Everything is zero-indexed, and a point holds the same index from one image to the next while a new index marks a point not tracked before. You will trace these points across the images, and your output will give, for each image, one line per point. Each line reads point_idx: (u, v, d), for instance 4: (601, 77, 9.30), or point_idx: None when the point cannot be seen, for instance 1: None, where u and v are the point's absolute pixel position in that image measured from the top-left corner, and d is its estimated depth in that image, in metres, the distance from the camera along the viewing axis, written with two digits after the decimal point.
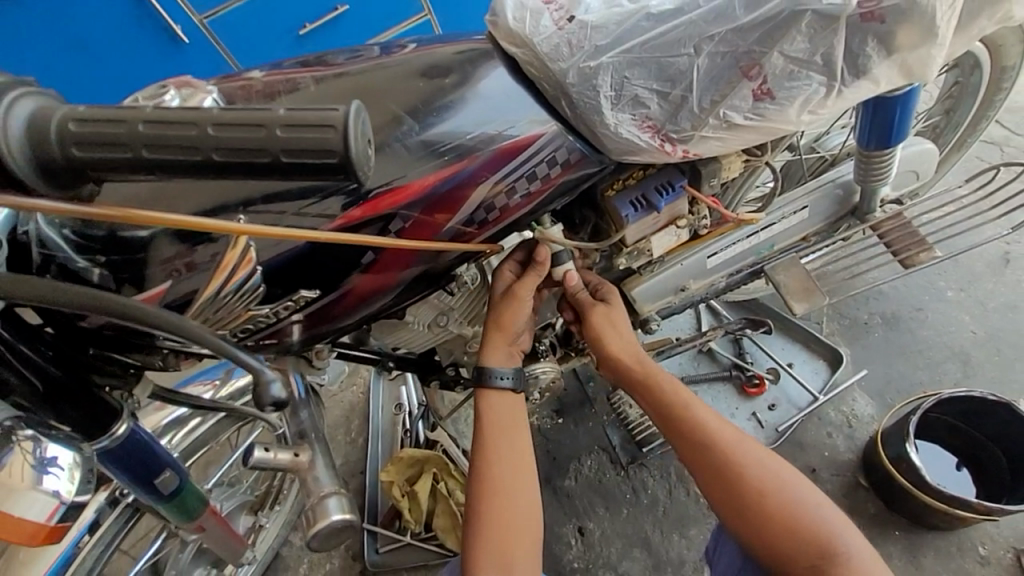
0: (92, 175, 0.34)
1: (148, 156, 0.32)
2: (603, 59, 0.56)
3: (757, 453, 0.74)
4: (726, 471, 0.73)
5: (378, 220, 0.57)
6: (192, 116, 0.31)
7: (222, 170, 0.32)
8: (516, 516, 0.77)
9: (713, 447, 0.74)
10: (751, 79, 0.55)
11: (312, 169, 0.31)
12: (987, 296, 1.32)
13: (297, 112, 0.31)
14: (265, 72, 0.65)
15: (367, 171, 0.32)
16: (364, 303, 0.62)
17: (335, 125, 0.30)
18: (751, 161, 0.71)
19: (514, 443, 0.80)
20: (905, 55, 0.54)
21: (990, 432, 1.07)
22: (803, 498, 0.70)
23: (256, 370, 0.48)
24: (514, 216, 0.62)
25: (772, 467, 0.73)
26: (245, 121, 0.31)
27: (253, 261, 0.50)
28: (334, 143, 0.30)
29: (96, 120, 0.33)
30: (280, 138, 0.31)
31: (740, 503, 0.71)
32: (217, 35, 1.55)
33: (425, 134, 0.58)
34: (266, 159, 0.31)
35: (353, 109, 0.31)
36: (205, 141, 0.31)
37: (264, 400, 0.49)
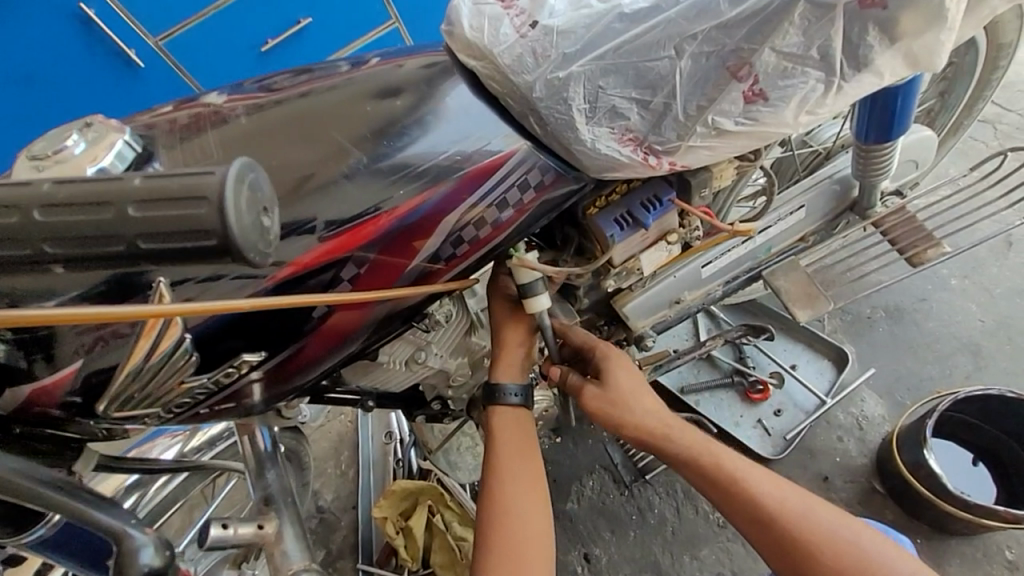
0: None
1: None
2: (572, 69, 0.49)
3: (830, 521, 0.66)
4: (800, 549, 0.65)
5: (331, 265, 0.50)
6: (18, 198, 0.25)
7: (70, 262, 0.26)
8: (533, 537, 0.70)
9: (778, 519, 0.66)
10: (740, 80, 0.49)
11: (183, 254, 0.25)
12: (992, 282, 1.27)
13: (154, 181, 0.25)
14: (227, 95, 0.58)
15: (258, 250, 0.26)
16: (330, 355, 0.55)
17: (208, 197, 0.24)
18: (743, 167, 0.64)
19: (531, 499, 0.73)
20: (910, 43, 0.48)
21: (1007, 428, 1.02)
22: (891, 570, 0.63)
23: (117, 535, 0.50)
24: (487, 248, 0.55)
25: (851, 538, 0.65)
26: (87, 198, 0.25)
27: (180, 327, 0.42)
28: (209, 221, 0.24)
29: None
30: (132, 218, 0.24)
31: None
32: (174, 56, 1.47)
33: (381, 163, 0.52)
34: (119, 245, 0.25)
35: (231, 170, 0.25)
36: (31, 230, 0.25)
37: (131, 569, 0.50)
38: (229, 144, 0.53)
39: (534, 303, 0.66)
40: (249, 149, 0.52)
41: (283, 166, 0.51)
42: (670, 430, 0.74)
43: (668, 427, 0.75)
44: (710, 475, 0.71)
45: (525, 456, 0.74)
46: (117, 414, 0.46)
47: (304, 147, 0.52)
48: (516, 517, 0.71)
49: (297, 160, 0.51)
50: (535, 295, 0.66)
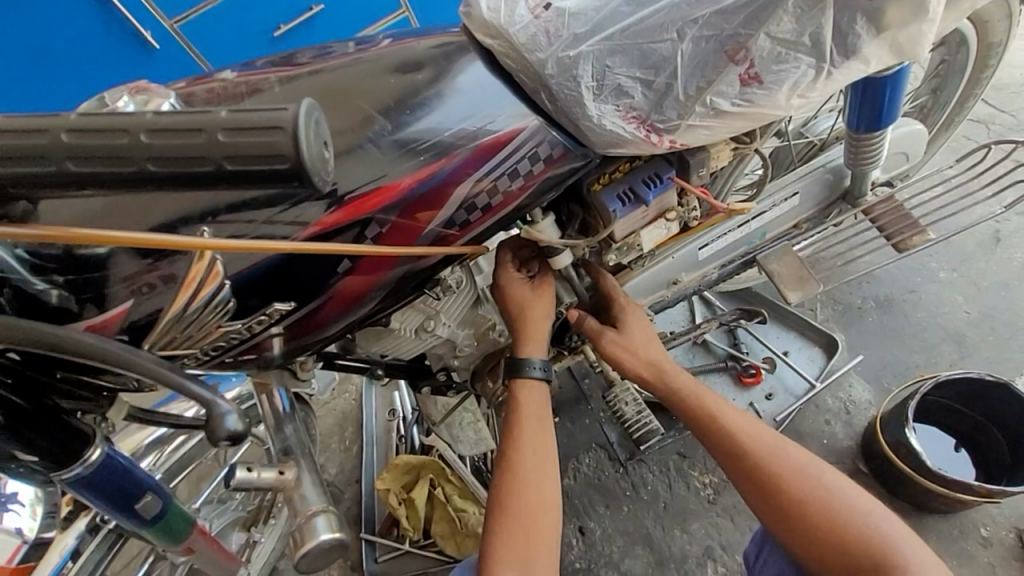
0: (18, 192, 0.31)
1: (75, 169, 0.29)
2: (583, 48, 0.54)
3: (801, 461, 0.74)
4: (770, 482, 0.73)
5: (355, 225, 0.54)
6: (123, 123, 0.29)
7: (164, 181, 0.29)
8: (541, 495, 0.76)
9: (753, 456, 0.75)
10: (738, 63, 0.53)
11: (261, 175, 0.28)
12: (979, 275, 1.32)
13: (240, 113, 0.28)
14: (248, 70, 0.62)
15: (322, 178, 0.29)
16: (347, 313, 0.59)
17: (283, 126, 0.28)
18: (740, 149, 0.68)
19: (545, 463, 0.78)
20: (895, 32, 0.52)
21: (987, 412, 1.06)
22: (854, 506, 0.70)
23: (206, 399, 0.44)
24: (498, 215, 0.59)
25: (818, 475, 0.73)
26: (182, 125, 0.28)
27: (220, 276, 0.46)
28: (282, 146, 0.28)
29: (14, 131, 0.29)
30: (222, 143, 0.28)
31: (780, 511, 0.72)
32: (188, 38, 1.50)
33: (401, 132, 0.56)
34: (208, 166, 0.28)
35: (302, 109, 0.28)
36: (139, 149, 0.28)
37: (217, 432, 0.44)
38: None
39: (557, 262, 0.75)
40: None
41: None
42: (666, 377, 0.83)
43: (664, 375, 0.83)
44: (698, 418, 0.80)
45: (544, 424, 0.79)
46: (159, 352, 0.50)
47: (331, 117, 0.56)
48: (527, 475, 0.77)
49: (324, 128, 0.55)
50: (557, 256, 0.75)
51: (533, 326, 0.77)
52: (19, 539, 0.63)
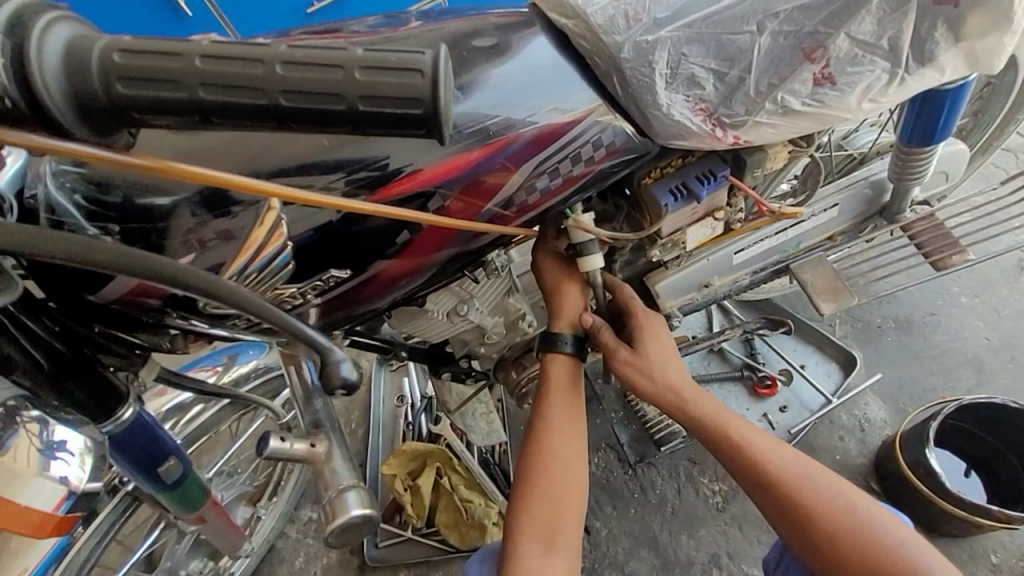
0: (136, 118, 0.29)
1: (207, 98, 0.28)
2: (662, 33, 0.53)
3: (834, 487, 0.73)
4: (800, 506, 0.72)
5: (418, 196, 0.53)
6: (259, 54, 0.28)
7: (295, 117, 0.28)
8: (568, 488, 0.75)
9: (786, 478, 0.73)
10: (813, 62, 0.52)
11: (392, 120, 0.28)
12: (1001, 303, 1.31)
13: (377, 53, 0.28)
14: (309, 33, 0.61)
15: (449, 128, 0.29)
16: (390, 290, 0.58)
17: (423, 70, 0.27)
18: (795, 153, 0.68)
19: (571, 457, 0.76)
20: (973, 43, 0.52)
21: (1005, 438, 1.06)
22: (883, 534, 0.70)
23: (325, 347, 0.48)
24: (553, 200, 0.59)
25: (849, 502, 0.72)
26: (320, 61, 0.28)
27: (282, 237, 0.49)
28: (420, 91, 0.27)
29: (146, 52, 0.28)
30: (358, 81, 0.27)
31: (807, 534, 0.72)
32: (220, 7, 1.50)
33: (462, 108, 0.53)
34: (342, 105, 0.28)
35: (440, 53, 0.28)
36: (274, 82, 0.28)
37: (335, 379, 0.49)
38: None
39: (589, 263, 0.69)
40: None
41: None
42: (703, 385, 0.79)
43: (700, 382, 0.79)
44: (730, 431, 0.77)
45: (571, 409, 0.77)
46: None
47: None
48: (558, 464, 0.75)
49: None
50: (589, 255, 0.69)
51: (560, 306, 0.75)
52: (69, 486, 0.59)
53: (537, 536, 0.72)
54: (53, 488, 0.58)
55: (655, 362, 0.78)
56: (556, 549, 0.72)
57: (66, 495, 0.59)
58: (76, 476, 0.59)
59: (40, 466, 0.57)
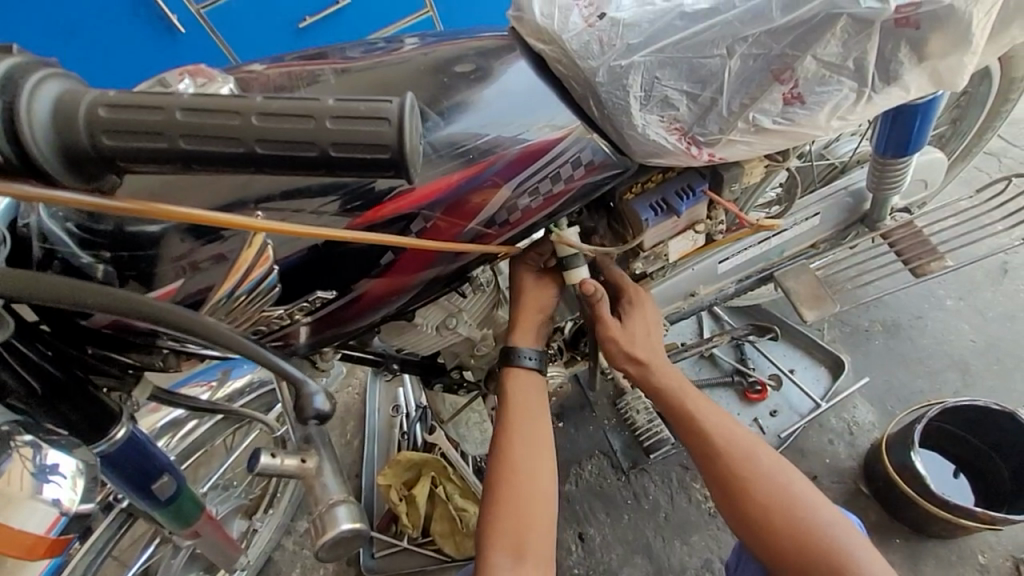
0: (121, 166, 0.31)
1: (188, 148, 0.29)
2: (635, 58, 0.54)
3: (772, 469, 0.76)
4: (740, 487, 0.75)
5: (402, 218, 0.54)
6: (235, 105, 0.29)
7: (272, 164, 0.29)
8: (532, 497, 0.76)
9: (727, 459, 0.76)
10: (782, 83, 0.54)
11: (362, 164, 0.29)
12: (985, 305, 1.33)
13: (347, 103, 0.29)
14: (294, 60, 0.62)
15: (418, 168, 0.30)
16: (376, 309, 0.60)
17: (390, 118, 0.29)
18: (772, 166, 0.70)
19: (536, 459, 0.78)
20: (936, 62, 0.54)
21: (989, 440, 1.08)
22: (817, 515, 0.72)
23: (299, 379, 0.49)
24: (535, 218, 0.60)
25: (788, 483, 0.75)
26: (293, 111, 0.29)
27: (269, 260, 0.49)
28: (388, 137, 0.28)
29: (129, 107, 0.30)
30: (329, 130, 0.29)
31: (745, 514, 0.74)
32: (213, 25, 1.53)
33: (444, 133, 0.55)
34: (314, 152, 0.29)
35: (406, 101, 0.29)
36: (249, 132, 0.29)
37: (307, 410, 0.49)
38: None
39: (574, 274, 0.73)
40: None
41: None
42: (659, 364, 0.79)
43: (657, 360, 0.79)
44: (678, 412, 0.79)
45: (537, 423, 0.80)
46: None
47: None
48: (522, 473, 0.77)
49: None
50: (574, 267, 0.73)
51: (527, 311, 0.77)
52: (60, 509, 0.51)
53: (507, 542, 0.73)
54: (43, 512, 0.51)
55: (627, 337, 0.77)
56: (523, 557, 0.73)
57: (58, 518, 0.51)
58: (69, 498, 0.52)
59: (31, 490, 0.50)
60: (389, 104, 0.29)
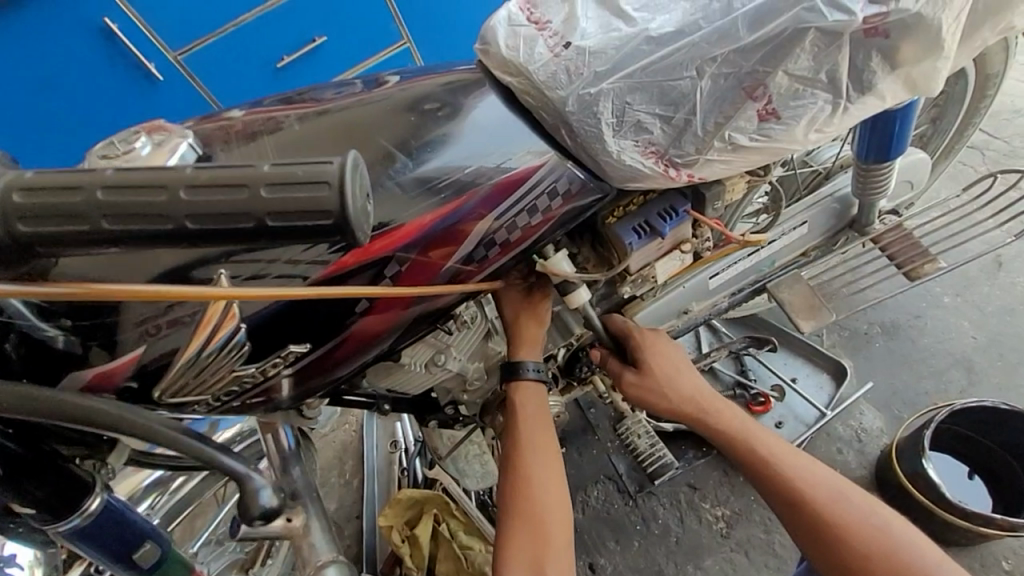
0: (41, 251, 0.29)
1: (110, 229, 0.28)
2: (603, 86, 0.52)
3: (863, 511, 0.70)
4: (832, 532, 0.69)
5: (374, 264, 0.52)
6: (163, 179, 0.28)
7: (207, 237, 0.28)
8: (552, 526, 0.72)
9: (808, 499, 0.71)
10: (756, 99, 0.53)
11: (305, 232, 0.27)
12: (983, 300, 1.32)
13: (283, 168, 0.27)
14: (258, 108, 0.61)
15: (366, 231, 0.28)
16: (361, 353, 0.57)
17: (330, 181, 0.27)
18: (754, 182, 0.68)
19: (553, 487, 0.74)
20: (910, 69, 0.53)
21: (1001, 440, 1.05)
22: (920, 561, 0.66)
23: (242, 478, 0.55)
24: (517, 251, 0.58)
25: (884, 526, 0.68)
26: (227, 181, 0.27)
27: (236, 318, 0.44)
28: (328, 202, 0.27)
29: (44, 189, 0.28)
30: (265, 199, 0.27)
31: (835, 558, 0.68)
32: (191, 70, 1.53)
33: (416, 172, 0.55)
34: (251, 223, 0.27)
35: (347, 160, 0.28)
36: (178, 207, 0.27)
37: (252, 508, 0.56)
38: (279, 151, 0.55)
39: (576, 297, 0.71)
40: (298, 154, 0.55)
41: None
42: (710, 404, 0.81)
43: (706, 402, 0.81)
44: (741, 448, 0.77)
45: (546, 444, 0.76)
46: (170, 400, 0.47)
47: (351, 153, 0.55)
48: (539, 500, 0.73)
49: None
50: (576, 290, 0.71)
51: (528, 331, 0.75)
52: None
53: None
54: None
55: (667, 379, 0.81)
56: None
57: None
58: None
59: None
60: (330, 165, 0.28)
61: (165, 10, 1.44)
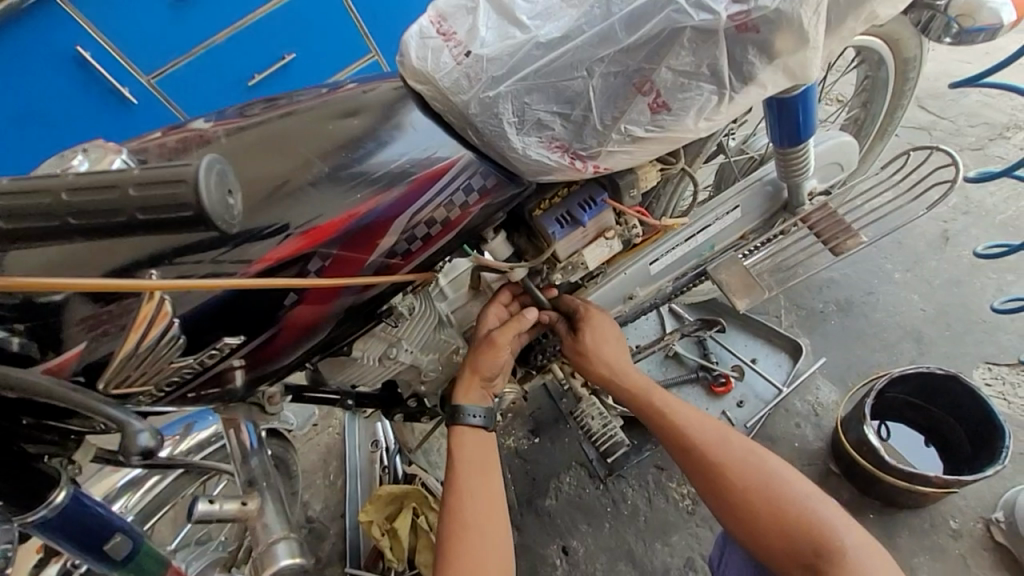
0: None
1: (14, 228, 0.33)
2: (501, 88, 0.57)
3: (744, 452, 0.78)
4: (716, 473, 0.77)
5: (299, 259, 0.57)
6: (49, 184, 0.33)
7: (90, 231, 0.33)
8: (493, 511, 0.82)
9: (699, 448, 0.80)
10: (644, 94, 0.58)
11: (170, 223, 0.32)
12: (932, 273, 1.37)
13: (150, 170, 0.32)
14: (210, 121, 0.65)
15: (225, 221, 0.33)
16: (301, 340, 0.62)
17: (186, 179, 0.31)
18: (666, 169, 0.74)
19: (494, 482, 0.84)
20: (787, 59, 0.57)
21: (944, 406, 1.09)
22: (789, 489, 0.74)
23: (122, 419, 0.48)
24: (439, 244, 0.63)
25: (760, 463, 0.77)
26: (99, 184, 0.32)
27: (168, 316, 0.49)
28: (183, 196, 0.31)
29: None
30: (133, 197, 0.32)
31: (723, 496, 0.76)
32: (165, 92, 1.60)
33: (337, 176, 0.59)
34: (122, 218, 0.32)
35: (203, 162, 0.32)
36: (61, 208, 0.32)
37: (131, 448, 0.47)
38: None
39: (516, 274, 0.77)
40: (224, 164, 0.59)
41: (254, 179, 0.58)
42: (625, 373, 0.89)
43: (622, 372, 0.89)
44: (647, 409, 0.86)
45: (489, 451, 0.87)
46: (114, 392, 0.52)
47: (272, 161, 0.59)
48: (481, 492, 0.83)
49: (264, 171, 0.58)
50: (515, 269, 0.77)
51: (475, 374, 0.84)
52: None
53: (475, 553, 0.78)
54: None
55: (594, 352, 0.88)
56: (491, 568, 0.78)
57: None
58: None
59: None
60: (190, 166, 0.32)
61: (135, 36, 1.50)
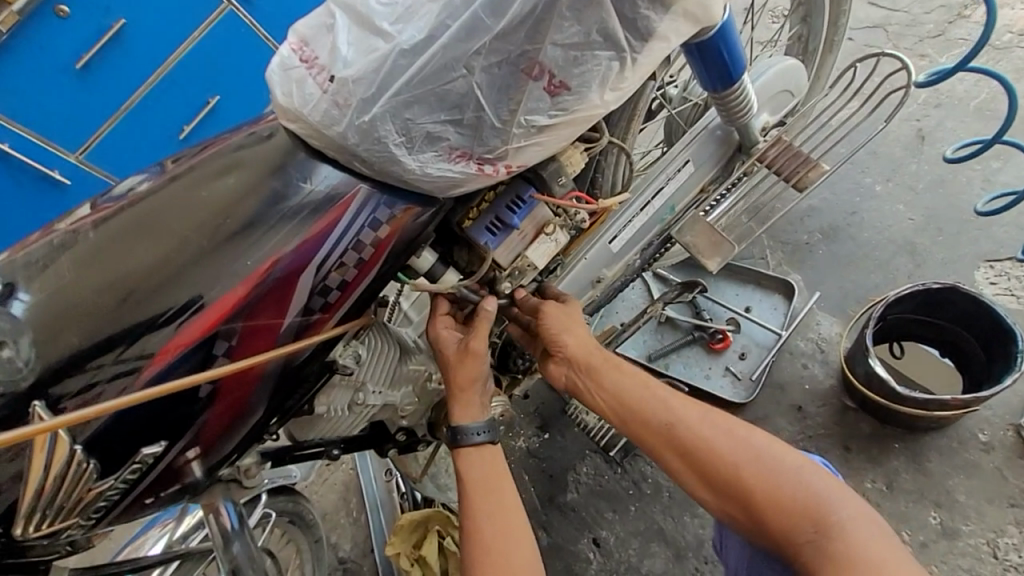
0: None
1: None
2: (375, 110, 0.52)
3: (728, 429, 0.68)
4: (699, 458, 0.66)
5: (203, 343, 0.52)
6: None
7: None
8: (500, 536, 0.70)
9: (678, 431, 0.69)
10: (537, 78, 0.52)
11: None
12: (914, 178, 1.30)
13: None
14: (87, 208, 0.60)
15: None
16: (240, 418, 0.58)
17: None
18: (592, 147, 0.68)
19: (501, 503, 0.72)
20: (683, 4, 0.52)
21: (951, 316, 1.04)
22: (781, 465, 0.64)
23: None
24: (359, 290, 0.59)
25: (745, 438, 0.66)
26: None
27: (67, 442, 0.48)
28: None
29: None
30: None
31: (711, 484, 0.66)
32: (96, 165, 1.53)
33: (224, 244, 0.54)
34: None
35: None
36: None
37: None
38: (79, 266, 0.54)
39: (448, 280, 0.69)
40: (98, 262, 0.54)
41: (132, 271, 0.53)
42: (591, 358, 0.78)
43: (587, 356, 0.78)
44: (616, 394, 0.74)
45: (490, 469, 0.75)
46: (36, 533, 0.50)
47: (147, 247, 0.54)
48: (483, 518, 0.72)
49: (144, 258, 0.53)
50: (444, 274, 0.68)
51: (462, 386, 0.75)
52: None
53: None
54: None
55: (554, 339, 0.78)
56: None
57: None
58: None
59: None
60: None
61: (48, 116, 1.43)
